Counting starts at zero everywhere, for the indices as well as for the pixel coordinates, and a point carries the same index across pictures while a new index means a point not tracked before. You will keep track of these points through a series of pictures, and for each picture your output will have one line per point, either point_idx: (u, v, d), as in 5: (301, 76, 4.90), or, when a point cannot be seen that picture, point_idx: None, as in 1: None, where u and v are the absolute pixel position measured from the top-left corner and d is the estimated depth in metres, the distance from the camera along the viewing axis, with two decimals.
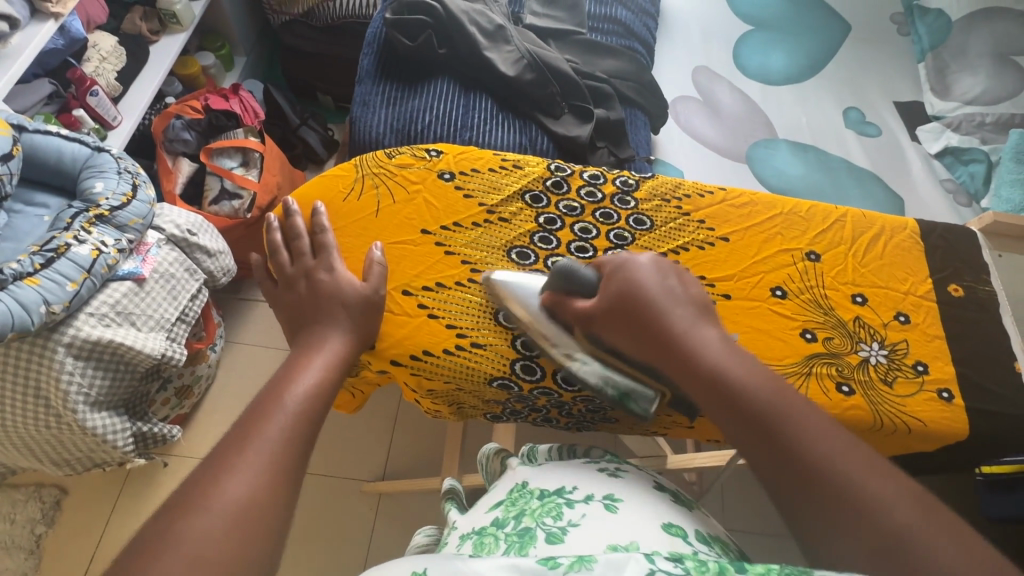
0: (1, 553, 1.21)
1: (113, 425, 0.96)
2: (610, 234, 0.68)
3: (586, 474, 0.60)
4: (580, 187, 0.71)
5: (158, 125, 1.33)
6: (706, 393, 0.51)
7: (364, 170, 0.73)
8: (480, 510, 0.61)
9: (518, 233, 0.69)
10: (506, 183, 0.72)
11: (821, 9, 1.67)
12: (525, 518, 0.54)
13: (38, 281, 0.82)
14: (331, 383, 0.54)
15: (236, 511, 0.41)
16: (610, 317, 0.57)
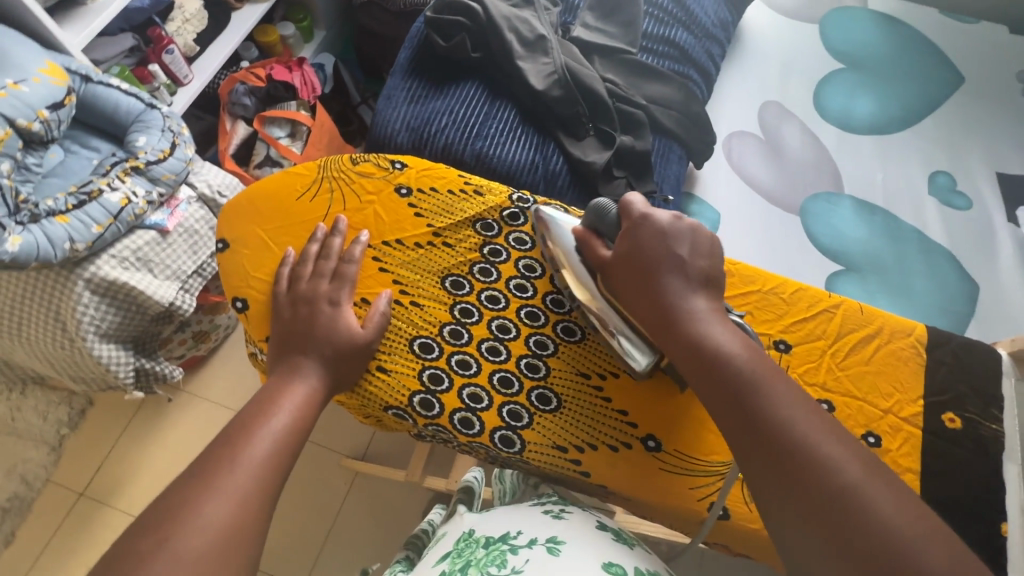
0: (31, 444, 1.38)
1: (117, 357, 1.05)
2: (555, 277, 0.62)
3: (527, 518, 0.59)
4: (537, 223, 0.64)
5: (223, 86, 1.42)
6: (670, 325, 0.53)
7: (326, 172, 0.66)
8: (426, 564, 0.58)
9: (459, 260, 0.62)
10: (461, 207, 0.64)
11: (931, 54, 1.48)
12: (470, 571, 0.53)
13: (68, 220, 0.91)
14: (308, 415, 0.54)
15: (218, 530, 0.44)
16: (632, 253, 0.56)
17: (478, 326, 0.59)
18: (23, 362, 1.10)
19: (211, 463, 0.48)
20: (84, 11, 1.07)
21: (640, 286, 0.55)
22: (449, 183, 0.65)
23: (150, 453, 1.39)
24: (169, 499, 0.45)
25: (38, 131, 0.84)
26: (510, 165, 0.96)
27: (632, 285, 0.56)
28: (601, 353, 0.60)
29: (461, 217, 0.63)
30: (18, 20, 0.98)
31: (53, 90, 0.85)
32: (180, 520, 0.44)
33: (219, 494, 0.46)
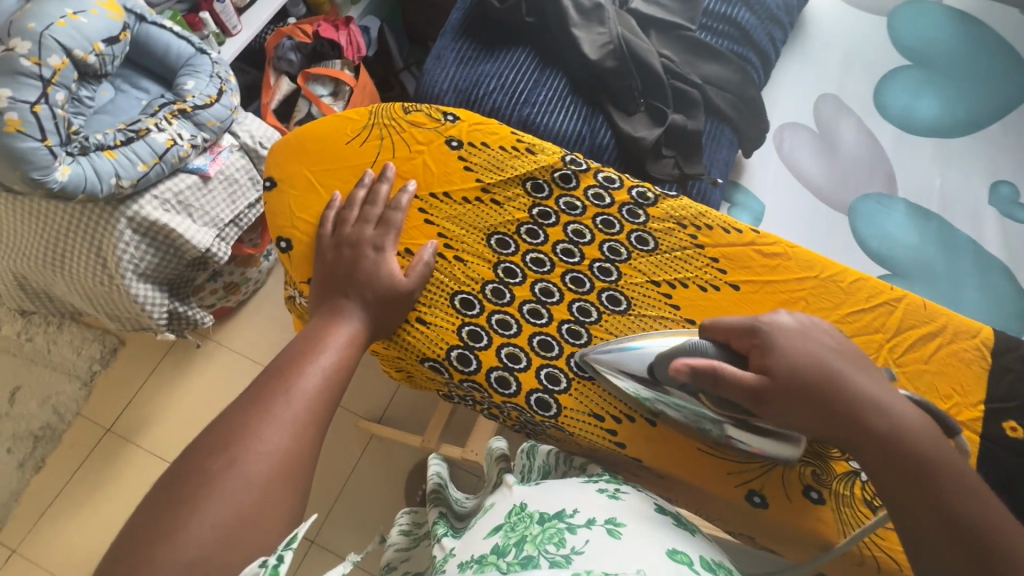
0: (64, 377, 1.43)
1: (153, 298, 1.07)
2: (604, 244, 0.58)
3: (582, 496, 0.55)
4: (589, 188, 0.60)
5: (271, 42, 1.44)
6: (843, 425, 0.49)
7: (377, 119, 0.65)
8: (475, 537, 0.55)
9: (506, 219, 0.60)
10: (512, 165, 0.61)
11: (1006, 57, 1.39)
12: (526, 547, 0.48)
13: (116, 155, 0.91)
14: (351, 357, 0.54)
15: (273, 456, 0.46)
16: (795, 380, 0.49)
17: (521, 288, 0.57)
18: (63, 295, 1.13)
19: (260, 395, 0.49)
20: None
21: (824, 413, 0.49)
22: (501, 140, 0.62)
23: (176, 396, 1.43)
24: (225, 423, 0.47)
25: (93, 64, 0.85)
26: (557, 135, 0.93)
27: (785, 399, 0.50)
28: (641, 327, 0.56)
29: (511, 175, 0.61)
30: None
31: (109, 24, 0.85)
32: (241, 440, 0.46)
33: (274, 422, 0.48)
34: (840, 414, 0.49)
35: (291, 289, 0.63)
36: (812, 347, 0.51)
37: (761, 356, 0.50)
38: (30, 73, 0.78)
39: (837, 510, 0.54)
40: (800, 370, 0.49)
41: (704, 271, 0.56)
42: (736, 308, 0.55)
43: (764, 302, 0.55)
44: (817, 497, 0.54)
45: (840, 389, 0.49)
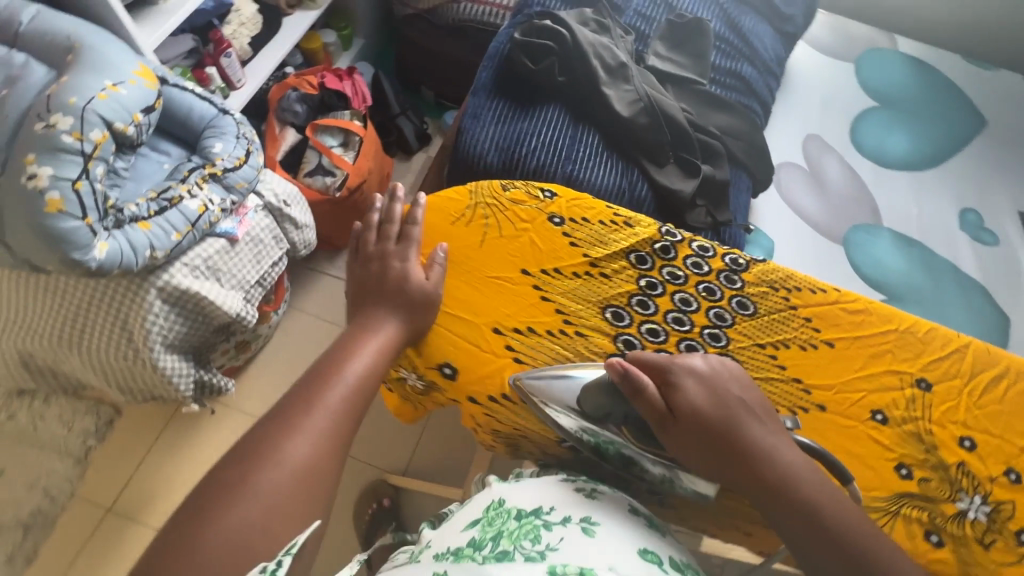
0: (55, 455, 1.32)
1: (180, 369, 1.02)
2: (709, 311, 0.60)
3: (559, 497, 0.61)
4: (686, 257, 0.64)
5: (275, 92, 1.43)
6: (729, 466, 0.53)
7: (478, 200, 0.71)
8: (453, 529, 0.59)
9: (615, 292, 0.63)
10: (613, 239, 0.66)
11: (955, 97, 1.56)
12: (502, 541, 0.53)
13: (149, 226, 0.87)
14: (382, 364, 0.61)
15: (297, 465, 0.52)
16: (693, 415, 0.54)
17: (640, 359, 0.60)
18: (71, 371, 1.05)
19: (298, 402, 0.56)
20: (155, 12, 1.04)
21: (716, 449, 0.53)
22: (600, 215, 0.68)
23: (182, 467, 1.34)
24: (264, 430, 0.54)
25: (131, 135, 0.81)
26: (600, 191, 0.97)
27: (683, 435, 0.54)
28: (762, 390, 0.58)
29: (615, 248, 0.65)
30: (96, 17, 0.95)
31: (143, 93, 0.81)
32: (270, 452, 0.52)
33: (300, 435, 0.53)
34: (729, 456, 0.53)
35: (404, 372, 0.67)
36: (717, 395, 0.55)
37: (669, 393, 0.55)
38: (72, 149, 0.74)
39: (959, 552, 0.53)
40: (700, 414, 0.54)
41: (802, 331, 0.59)
42: (838, 364, 0.59)
43: (858, 356, 0.59)
44: (936, 540, 0.54)
45: (734, 431, 0.53)
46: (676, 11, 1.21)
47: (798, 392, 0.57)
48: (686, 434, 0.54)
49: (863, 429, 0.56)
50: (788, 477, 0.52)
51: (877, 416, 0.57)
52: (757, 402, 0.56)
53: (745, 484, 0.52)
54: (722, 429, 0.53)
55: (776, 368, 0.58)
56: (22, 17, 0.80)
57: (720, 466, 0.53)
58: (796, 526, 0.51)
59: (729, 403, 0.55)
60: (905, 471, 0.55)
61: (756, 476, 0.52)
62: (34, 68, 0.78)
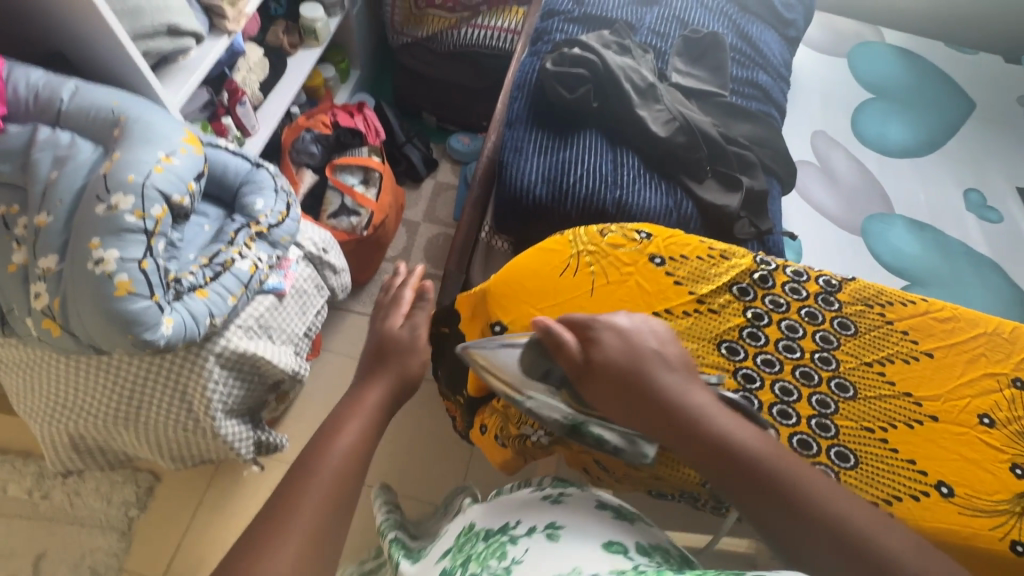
0: (97, 531, 1.27)
1: (239, 434, 0.99)
2: (814, 335, 0.63)
3: (527, 507, 0.62)
4: (785, 284, 0.66)
5: (287, 137, 1.41)
6: (641, 411, 0.55)
7: (577, 247, 0.70)
8: (430, 561, 0.60)
9: (725, 326, 0.64)
10: (714, 273, 0.67)
11: (944, 82, 1.62)
12: (472, 565, 0.54)
13: (207, 294, 0.85)
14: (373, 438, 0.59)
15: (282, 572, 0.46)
16: (608, 366, 0.57)
17: (764, 392, 0.60)
18: (120, 447, 1.01)
19: (301, 467, 0.53)
20: (177, 69, 1.02)
21: (634, 396, 0.56)
22: (697, 250, 0.69)
23: (231, 528, 1.30)
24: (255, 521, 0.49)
25: (187, 205, 0.79)
26: (649, 213, 0.98)
27: (597, 383, 0.57)
28: (879, 407, 0.60)
29: (718, 282, 0.66)
30: (124, 83, 0.93)
31: (193, 160, 0.80)
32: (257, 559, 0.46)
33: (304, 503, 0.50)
34: (644, 400, 0.55)
35: (527, 429, 0.69)
36: (632, 348, 0.58)
37: (589, 347, 0.59)
38: (135, 229, 0.72)
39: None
40: (612, 363, 0.57)
41: (899, 344, 0.63)
42: (939, 373, 0.61)
43: (956, 364, 0.62)
44: None
45: (648, 377, 0.56)
46: (688, 27, 1.24)
47: (909, 405, 0.59)
48: (601, 382, 0.57)
49: (974, 433, 0.59)
50: (709, 420, 0.54)
51: (984, 420, 0.59)
52: (671, 353, 0.59)
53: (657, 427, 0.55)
54: (633, 375, 0.56)
55: (888, 383, 0.60)
56: (62, 95, 0.79)
57: (634, 412, 0.56)
58: (717, 464, 0.52)
59: (641, 354, 0.58)
60: (1021, 471, 0.57)
61: (668, 419, 0.55)
62: (81, 145, 0.76)
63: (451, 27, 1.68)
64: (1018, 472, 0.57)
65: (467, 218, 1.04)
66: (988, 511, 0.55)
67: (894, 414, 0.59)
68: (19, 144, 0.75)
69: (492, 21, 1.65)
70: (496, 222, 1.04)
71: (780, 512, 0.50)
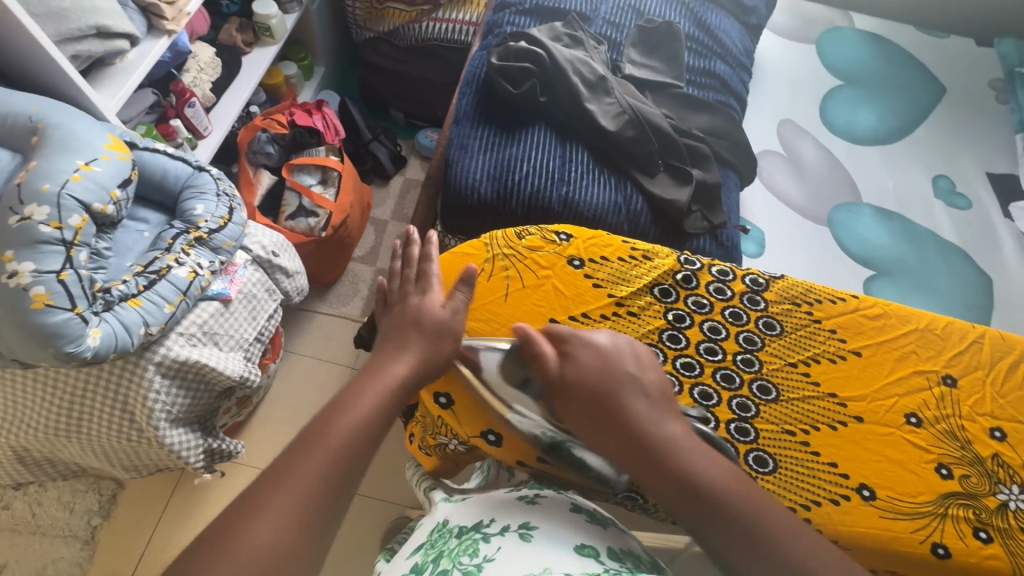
0: (60, 540, 1.26)
1: (187, 442, 0.98)
2: (738, 335, 0.64)
3: (500, 506, 0.56)
4: (708, 284, 0.67)
5: (245, 136, 1.37)
6: (603, 429, 0.54)
7: (495, 251, 0.71)
8: (401, 557, 0.55)
9: (645, 329, 0.65)
10: (635, 274, 0.69)
11: (915, 67, 1.59)
12: (441, 562, 0.48)
13: (140, 302, 0.83)
14: (380, 424, 0.54)
15: (261, 555, 0.43)
16: (581, 384, 0.56)
17: (682, 396, 0.60)
18: (70, 458, 1.00)
19: (304, 440, 0.50)
20: (113, 72, 1.00)
21: (603, 415, 0.55)
22: (617, 251, 0.70)
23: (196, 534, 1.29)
24: (244, 492, 0.47)
25: (112, 213, 0.77)
26: (597, 209, 0.96)
27: (571, 399, 0.56)
28: (803, 408, 0.60)
29: (639, 284, 0.68)
30: (52, 88, 0.90)
31: (118, 167, 0.78)
32: (232, 539, 0.43)
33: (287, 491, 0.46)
34: (608, 420, 0.54)
35: (444, 438, 0.70)
36: (611, 365, 0.57)
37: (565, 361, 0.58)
38: (52, 240, 0.71)
39: (1006, 544, 0.54)
40: (584, 380, 0.56)
41: (826, 344, 0.63)
42: (866, 373, 0.62)
43: (884, 363, 0.62)
44: (986, 536, 0.55)
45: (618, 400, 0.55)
46: (643, 16, 1.22)
47: (832, 406, 0.60)
48: (567, 395, 0.56)
49: (900, 433, 0.59)
50: (674, 449, 0.53)
51: (911, 419, 0.59)
52: (654, 380, 0.57)
53: (618, 447, 0.54)
54: (602, 393, 0.55)
55: (811, 385, 0.61)
56: None
57: (598, 430, 0.55)
58: (676, 494, 0.51)
59: (622, 374, 0.57)
60: (946, 471, 0.57)
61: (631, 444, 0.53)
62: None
63: (412, 21, 1.65)
64: (944, 472, 0.57)
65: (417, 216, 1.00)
66: (910, 513, 0.55)
67: (816, 415, 0.59)
68: None
69: (454, 13, 1.62)
70: (443, 223, 1.02)
71: (715, 538, 0.49)
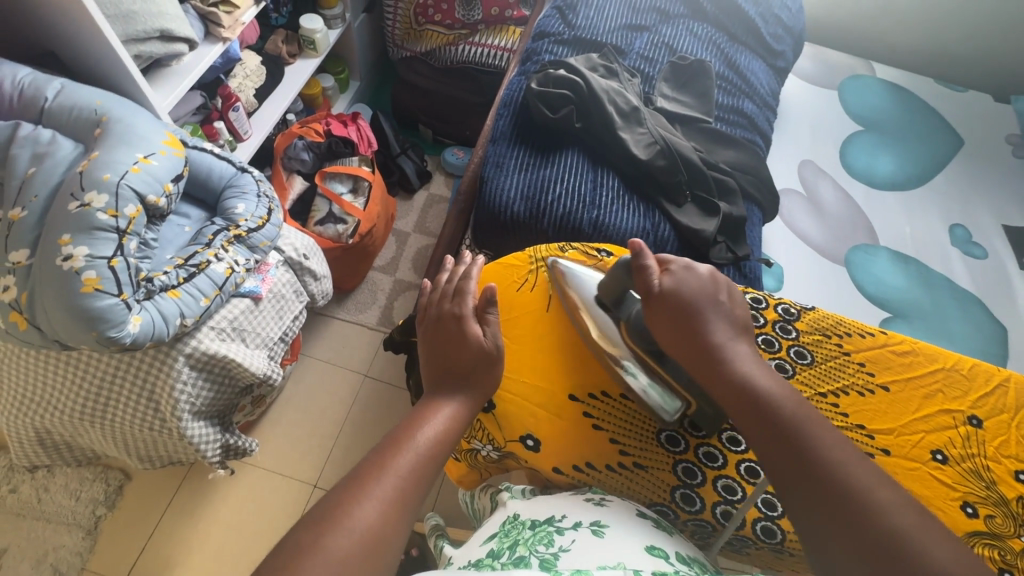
0: (63, 529, 1.26)
1: (206, 436, 0.98)
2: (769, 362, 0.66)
3: (569, 505, 0.59)
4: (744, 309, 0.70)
5: (281, 141, 1.41)
6: (686, 336, 0.59)
7: (538, 264, 0.76)
8: (473, 544, 0.59)
9: None
10: None
11: (933, 118, 1.63)
12: (518, 549, 0.52)
13: (179, 294, 0.85)
14: (453, 433, 0.55)
15: (365, 534, 0.43)
16: (671, 301, 0.61)
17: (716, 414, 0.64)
18: (87, 443, 1.01)
19: (383, 454, 0.50)
20: (168, 73, 1.04)
21: (680, 326, 0.60)
22: None
23: (199, 531, 1.28)
24: (328, 497, 0.46)
25: (163, 206, 0.80)
26: (625, 233, 0.99)
27: (661, 311, 0.61)
28: None
29: None
30: (113, 83, 0.94)
31: (169, 161, 0.81)
32: (337, 519, 0.44)
33: (367, 499, 0.46)
34: (687, 328, 0.59)
35: (476, 443, 0.68)
36: (707, 288, 0.62)
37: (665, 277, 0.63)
38: (106, 227, 0.73)
39: None
40: (677, 293, 0.61)
41: (856, 376, 0.65)
42: (894, 407, 0.63)
43: (912, 399, 0.64)
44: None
45: (699, 316, 0.60)
46: (676, 53, 1.27)
47: (860, 436, 0.61)
48: (662, 306, 0.61)
49: (926, 469, 0.60)
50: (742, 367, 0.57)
51: (937, 455, 0.61)
52: (738, 312, 0.62)
53: (694, 353, 0.59)
54: (693, 306, 0.60)
55: (839, 415, 0.63)
56: (46, 93, 0.81)
57: (683, 338, 0.60)
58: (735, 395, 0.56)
59: (711, 294, 0.62)
60: (971, 509, 0.58)
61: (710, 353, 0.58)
62: (61, 142, 0.78)
63: (449, 43, 1.71)
64: (969, 510, 0.58)
65: (447, 231, 1.04)
66: None
67: None
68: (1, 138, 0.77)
69: (490, 39, 1.68)
70: (474, 237, 1.05)
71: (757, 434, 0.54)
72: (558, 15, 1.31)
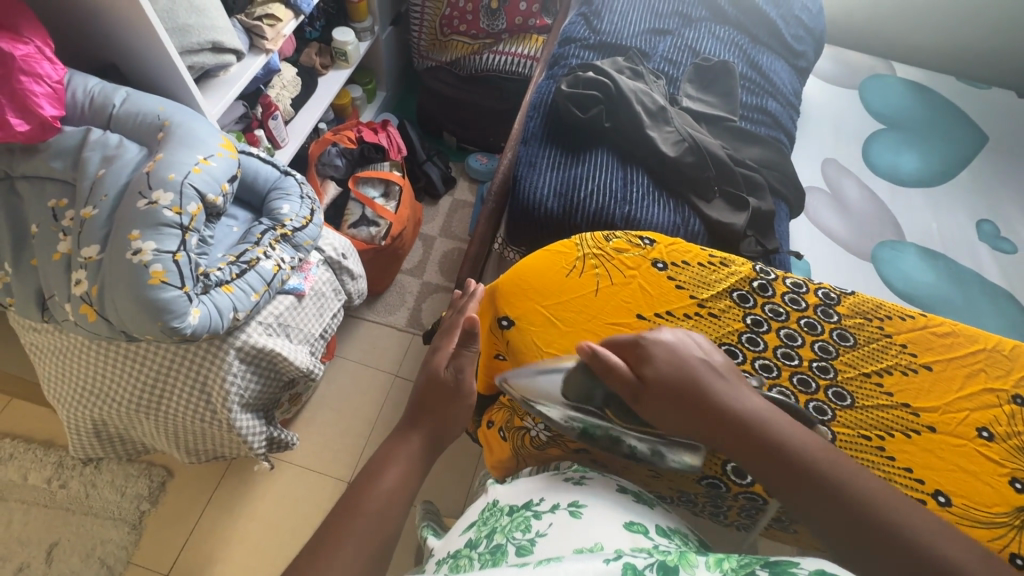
0: (110, 523, 1.30)
1: (253, 428, 1.02)
2: (813, 344, 0.69)
3: (548, 486, 0.61)
4: (784, 293, 0.73)
5: (315, 149, 1.47)
6: (696, 420, 0.58)
7: (584, 251, 0.79)
8: (454, 534, 0.62)
9: (725, 330, 0.71)
10: (714, 279, 0.75)
11: (956, 115, 1.63)
12: (496, 536, 0.55)
13: (232, 289, 0.89)
14: (410, 483, 0.62)
15: None
16: (660, 388, 0.59)
17: (781, 379, 0.66)
18: (139, 436, 1.05)
19: (343, 514, 0.56)
20: (217, 83, 1.10)
21: (688, 412, 0.58)
22: (697, 258, 0.77)
23: (240, 526, 1.31)
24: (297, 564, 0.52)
25: (220, 205, 0.85)
26: (657, 228, 1.01)
27: (652, 399, 0.59)
28: (877, 415, 0.64)
29: (719, 288, 0.74)
30: (169, 92, 1.00)
31: (225, 163, 0.86)
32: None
33: (331, 561, 0.52)
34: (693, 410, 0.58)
35: (528, 420, 0.73)
36: (678, 357, 0.61)
37: (640, 364, 0.61)
38: (172, 223, 0.78)
39: None
40: (659, 372, 0.60)
41: (899, 357, 0.68)
42: (938, 386, 0.66)
43: (955, 378, 0.66)
44: None
45: (699, 392, 0.58)
46: (699, 55, 1.30)
47: (906, 414, 0.64)
48: (652, 395, 0.59)
49: (973, 445, 0.62)
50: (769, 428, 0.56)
51: (982, 433, 0.63)
52: (719, 361, 0.62)
53: (701, 429, 0.58)
54: (686, 384, 0.59)
55: (885, 395, 0.65)
56: (114, 100, 0.86)
57: (682, 417, 0.58)
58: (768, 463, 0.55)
59: (692, 359, 0.61)
60: (1020, 484, 0.60)
61: (720, 423, 0.57)
62: (128, 145, 0.83)
63: (473, 52, 1.76)
64: (1018, 485, 0.60)
65: (480, 228, 1.07)
66: (987, 524, 0.58)
67: (890, 423, 0.64)
68: (73, 143, 0.83)
69: (514, 48, 1.73)
70: (509, 234, 1.09)
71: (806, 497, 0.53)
72: (583, 22, 1.36)
